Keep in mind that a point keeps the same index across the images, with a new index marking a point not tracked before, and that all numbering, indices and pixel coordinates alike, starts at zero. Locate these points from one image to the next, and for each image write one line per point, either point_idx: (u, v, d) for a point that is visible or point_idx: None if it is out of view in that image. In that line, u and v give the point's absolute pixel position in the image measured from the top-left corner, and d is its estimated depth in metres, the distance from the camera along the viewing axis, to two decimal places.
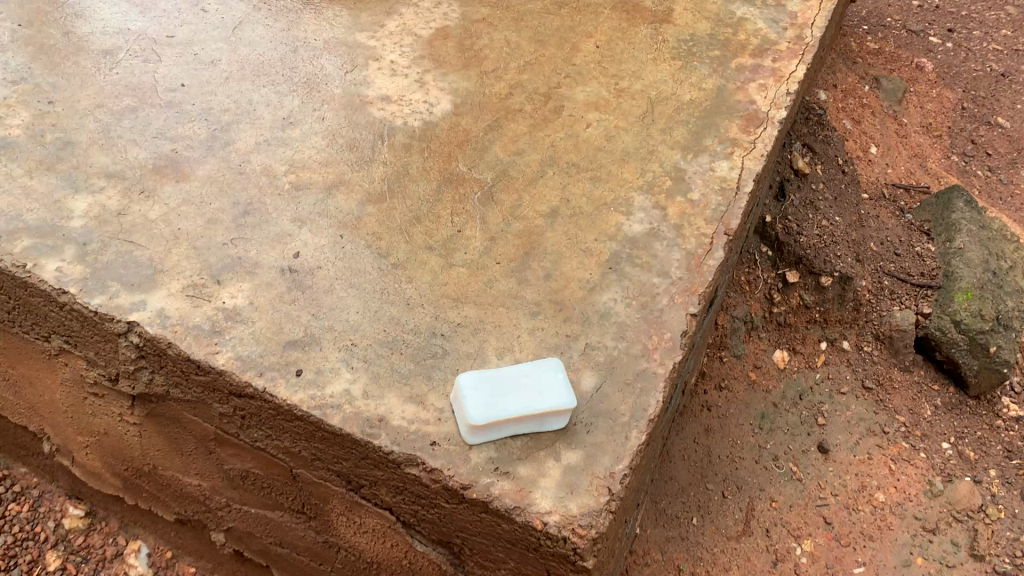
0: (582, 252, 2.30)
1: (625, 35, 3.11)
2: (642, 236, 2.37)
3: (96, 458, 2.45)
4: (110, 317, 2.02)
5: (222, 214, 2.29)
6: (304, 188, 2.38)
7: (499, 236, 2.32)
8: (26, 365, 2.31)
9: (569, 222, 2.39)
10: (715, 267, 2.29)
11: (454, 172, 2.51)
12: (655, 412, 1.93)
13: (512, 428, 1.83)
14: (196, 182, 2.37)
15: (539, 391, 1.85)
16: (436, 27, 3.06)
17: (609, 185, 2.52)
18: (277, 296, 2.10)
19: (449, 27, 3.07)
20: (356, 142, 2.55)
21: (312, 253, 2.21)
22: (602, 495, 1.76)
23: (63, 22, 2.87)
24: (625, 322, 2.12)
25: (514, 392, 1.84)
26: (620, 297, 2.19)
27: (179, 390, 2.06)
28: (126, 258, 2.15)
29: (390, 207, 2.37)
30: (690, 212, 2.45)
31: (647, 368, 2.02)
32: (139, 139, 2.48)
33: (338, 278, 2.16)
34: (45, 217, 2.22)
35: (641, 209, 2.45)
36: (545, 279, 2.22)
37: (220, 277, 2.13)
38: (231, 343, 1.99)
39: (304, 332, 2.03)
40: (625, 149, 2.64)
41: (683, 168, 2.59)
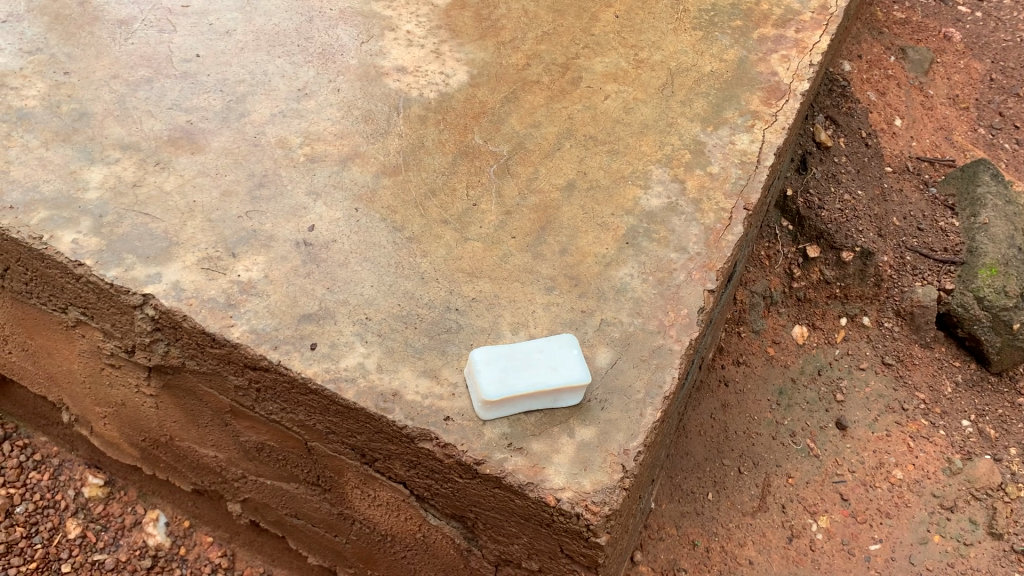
0: (598, 227, 2.28)
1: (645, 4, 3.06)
2: (659, 210, 2.34)
3: (114, 429, 2.47)
4: (125, 290, 2.02)
5: (237, 186, 2.28)
6: (319, 161, 2.37)
7: (514, 210, 2.30)
8: (44, 335, 2.33)
9: (585, 196, 2.36)
10: (734, 243, 2.26)
11: (469, 144, 2.49)
12: (670, 389, 1.92)
13: (525, 404, 1.83)
14: (211, 154, 2.36)
15: (552, 366, 1.84)
16: None
17: (627, 158, 2.48)
18: (292, 270, 2.10)
19: None
20: (371, 114, 2.53)
21: (327, 226, 2.20)
22: (616, 472, 1.76)
23: None
24: (641, 298, 2.10)
25: (528, 368, 1.84)
26: (637, 272, 2.16)
27: (194, 362, 2.06)
28: (141, 230, 2.15)
29: (405, 179, 2.35)
30: (709, 186, 2.41)
31: (662, 344, 2.01)
32: (154, 111, 2.47)
33: (353, 252, 2.15)
34: (61, 189, 2.22)
35: (659, 182, 2.41)
36: (561, 254, 2.20)
37: (235, 250, 2.12)
38: (246, 316, 1.99)
39: (319, 307, 2.03)
40: (644, 121, 2.60)
41: (702, 141, 2.55)
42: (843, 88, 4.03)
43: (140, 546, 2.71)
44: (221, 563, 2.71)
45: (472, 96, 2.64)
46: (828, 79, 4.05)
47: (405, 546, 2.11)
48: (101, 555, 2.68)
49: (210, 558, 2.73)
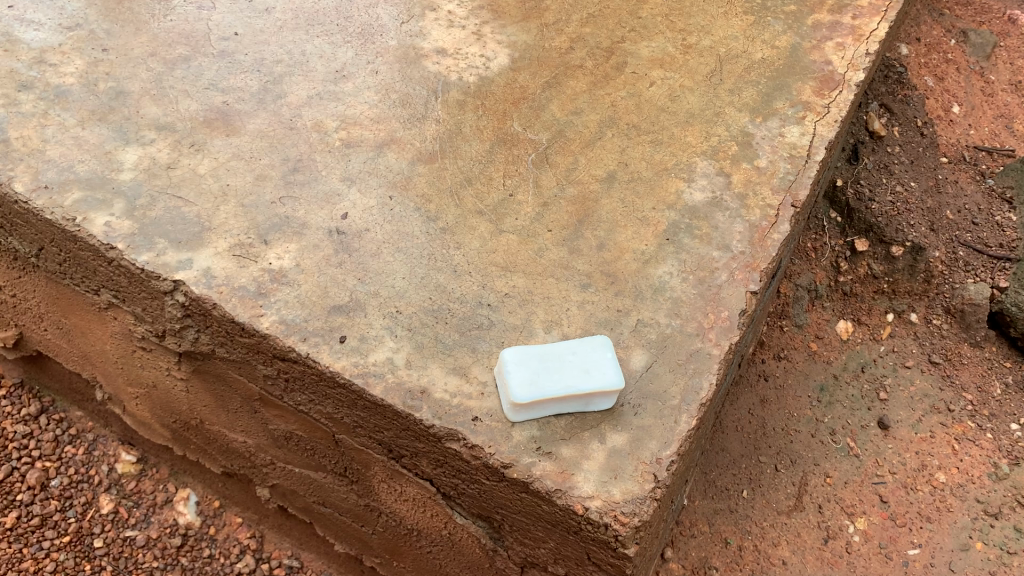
0: (638, 221, 2.21)
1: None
2: (703, 204, 2.26)
3: (146, 409, 2.48)
4: (156, 275, 2.01)
5: (271, 170, 2.25)
6: (355, 146, 2.33)
7: (551, 202, 2.24)
8: (78, 315, 2.33)
9: (626, 188, 2.29)
10: (780, 241, 2.18)
11: (508, 131, 2.42)
12: (707, 395, 1.86)
13: (556, 407, 1.78)
14: (247, 137, 2.33)
15: (584, 370, 1.78)
16: None
17: (671, 149, 2.40)
18: (324, 259, 2.06)
19: None
20: (408, 97, 2.48)
21: (360, 214, 2.16)
22: (647, 482, 1.71)
23: None
24: (680, 298, 2.04)
25: (559, 369, 1.78)
26: (676, 271, 2.09)
27: (224, 349, 2.04)
28: (174, 214, 2.13)
29: (441, 166, 2.30)
30: (755, 181, 2.32)
31: (701, 348, 1.94)
32: (191, 90, 2.44)
33: (385, 242, 2.11)
34: (96, 169, 2.21)
35: (703, 175, 2.33)
36: (598, 249, 2.13)
37: (267, 237, 2.09)
38: (276, 305, 1.96)
39: (349, 298, 1.99)
40: (690, 110, 2.51)
41: (751, 133, 2.45)
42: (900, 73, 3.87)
43: (170, 525, 2.72)
44: (250, 545, 2.72)
45: (514, 81, 2.57)
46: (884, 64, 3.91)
47: (430, 541, 2.09)
48: (133, 532, 2.70)
49: (239, 538, 2.73)
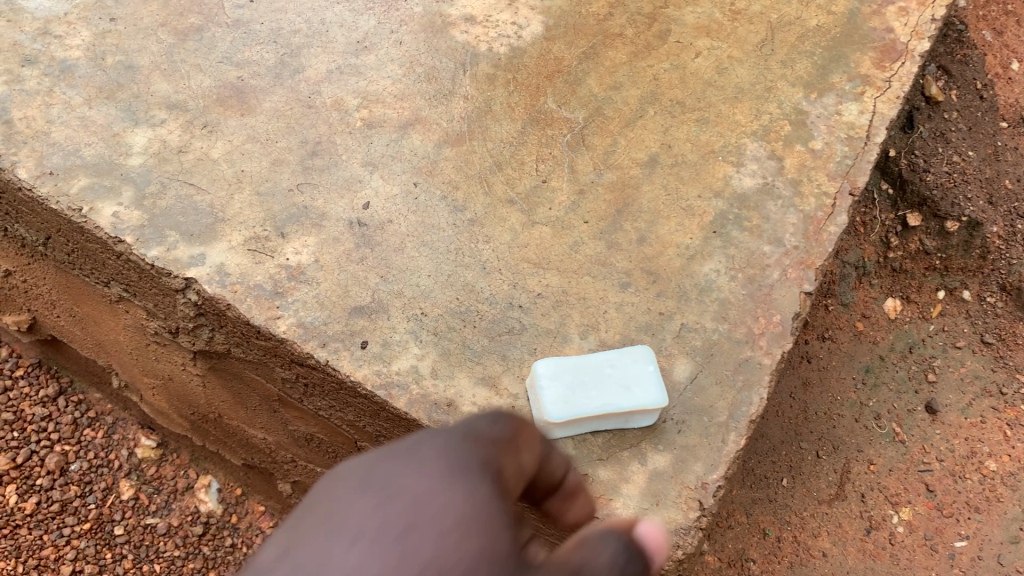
0: (682, 211, 2.04)
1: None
2: (753, 192, 2.09)
3: (163, 400, 2.38)
4: (167, 272, 1.89)
5: (289, 154, 2.10)
6: (378, 127, 2.17)
7: (588, 189, 2.08)
8: (89, 305, 2.22)
9: (670, 173, 2.12)
10: (836, 235, 2.01)
11: (542, 109, 2.25)
12: (757, 411, 1.72)
13: (592, 425, 1.65)
14: (262, 116, 2.18)
15: (624, 386, 1.65)
16: None
17: (718, 128, 2.22)
18: (344, 254, 1.93)
19: None
20: (434, 71, 2.31)
21: (383, 203, 2.02)
22: (692, 510, 1.59)
23: None
24: (728, 299, 1.88)
25: (597, 384, 1.65)
26: (724, 268, 1.94)
27: (239, 350, 1.92)
28: (186, 204, 2.00)
29: (470, 149, 2.15)
30: (810, 165, 2.14)
31: (750, 356, 1.80)
32: (203, 65, 2.28)
33: (410, 235, 1.97)
34: (103, 153, 2.08)
35: (753, 158, 2.15)
36: (639, 243, 1.98)
37: (284, 229, 1.96)
38: (293, 307, 1.83)
39: (371, 298, 1.86)
40: (738, 84, 2.32)
41: (805, 111, 2.26)
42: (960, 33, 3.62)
43: (191, 512, 2.66)
44: None
45: (548, 51, 2.39)
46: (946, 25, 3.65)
47: None
48: (154, 519, 2.63)
49: (261, 527, 2.67)
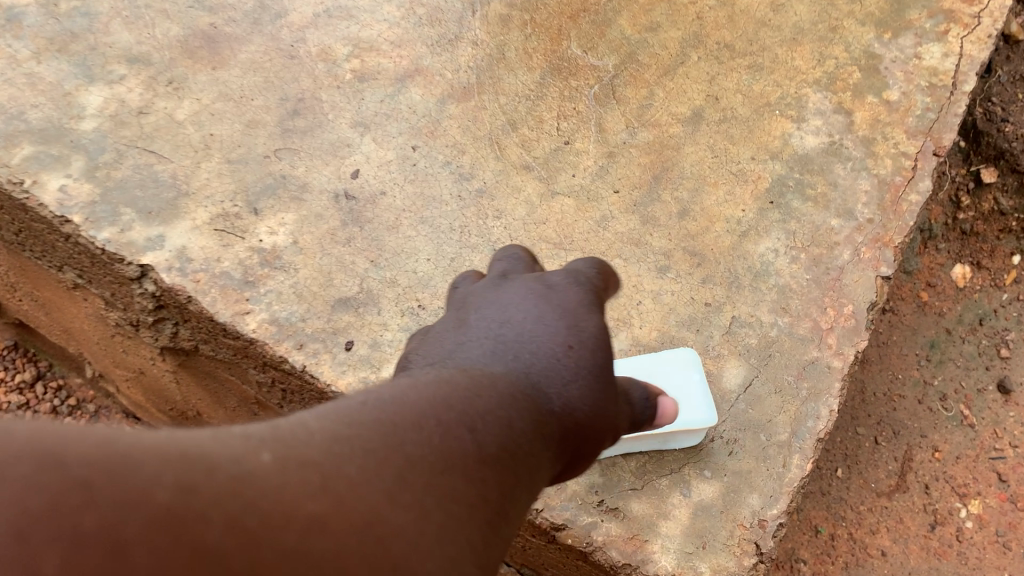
0: (732, 178, 1.71)
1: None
2: (817, 153, 1.74)
3: (140, 393, 2.11)
4: (119, 258, 1.60)
5: (266, 114, 1.79)
6: (372, 82, 1.85)
7: (618, 151, 1.75)
8: (49, 289, 1.94)
9: (717, 132, 1.78)
10: (918, 206, 1.67)
11: (565, 55, 1.90)
12: (826, 427, 1.41)
13: (623, 446, 1.35)
14: (236, 70, 1.86)
15: None
16: None
17: (775, 76, 1.87)
18: (328, 234, 1.62)
19: None
20: (438, 12, 1.96)
21: (374, 171, 1.71)
22: (747, 554, 1.30)
23: None
24: (789, 286, 1.56)
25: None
26: (783, 247, 1.61)
27: (208, 347, 1.64)
28: (144, 174, 1.70)
29: (478, 105, 1.82)
30: (885, 120, 1.79)
31: (816, 358, 1.48)
32: (171, 10, 1.95)
33: (406, 210, 1.66)
34: (51, 116, 1.78)
35: (816, 112, 1.81)
36: (680, 218, 1.65)
37: (257, 204, 1.66)
38: (266, 300, 1.54)
39: (359, 288, 1.56)
40: (797, 22, 1.95)
41: (878, 54, 1.89)
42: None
43: None
44: None
45: None
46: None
47: None
48: None
49: None
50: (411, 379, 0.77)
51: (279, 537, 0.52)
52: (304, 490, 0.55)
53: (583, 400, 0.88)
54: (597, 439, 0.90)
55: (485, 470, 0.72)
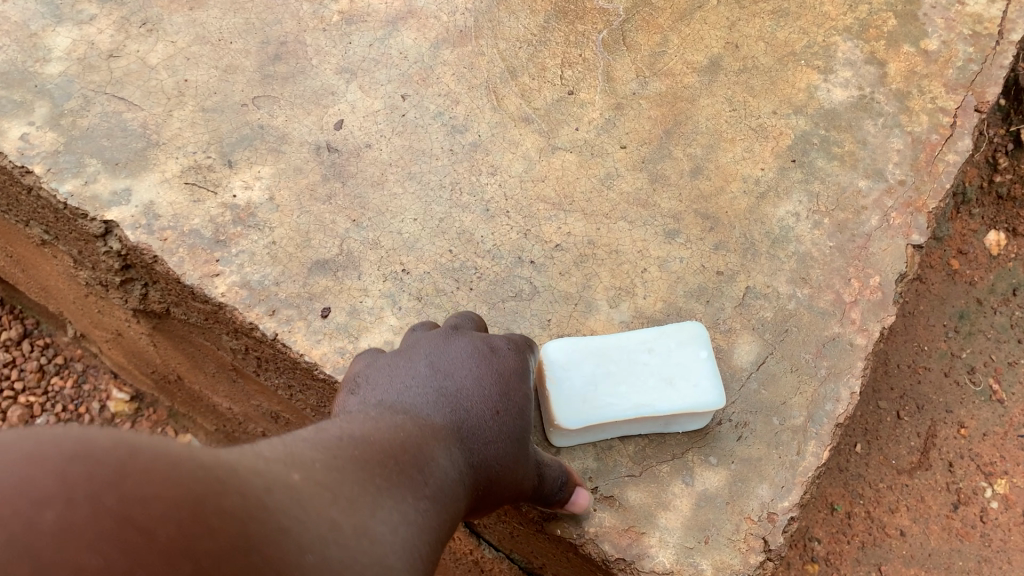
0: (751, 134, 1.56)
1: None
2: (846, 107, 1.59)
3: (120, 355, 2.01)
4: (82, 213, 1.48)
5: (244, 59, 1.65)
6: (363, 24, 1.70)
7: (627, 103, 1.60)
8: (20, 245, 1.83)
9: (736, 83, 1.63)
10: (956, 167, 1.52)
11: None
12: (846, 411, 1.28)
13: (621, 430, 1.22)
14: (214, 10, 1.71)
15: (664, 377, 1.21)
16: None
17: (801, 22, 1.70)
18: (307, 190, 1.50)
19: None
20: None
21: (360, 122, 1.58)
22: (753, 551, 1.17)
23: None
24: (809, 255, 1.42)
25: (628, 377, 1.22)
26: (805, 211, 1.47)
27: (179, 310, 1.52)
28: (112, 122, 1.57)
29: (476, 50, 1.67)
30: (921, 71, 1.63)
31: (838, 334, 1.34)
32: None
33: (393, 165, 1.53)
34: (15, 59, 1.65)
35: (845, 62, 1.64)
36: (693, 176, 1.51)
37: (232, 157, 1.53)
38: (237, 261, 1.42)
39: (339, 249, 1.44)
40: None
41: None
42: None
43: None
44: None
45: None
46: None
47: None
48: None
49: None
50: (353, 426, 0.87)
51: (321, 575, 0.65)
52: (304, 540, 0.66)
53: (502, 460, 1.02)
54: (502, 496, 1.05)
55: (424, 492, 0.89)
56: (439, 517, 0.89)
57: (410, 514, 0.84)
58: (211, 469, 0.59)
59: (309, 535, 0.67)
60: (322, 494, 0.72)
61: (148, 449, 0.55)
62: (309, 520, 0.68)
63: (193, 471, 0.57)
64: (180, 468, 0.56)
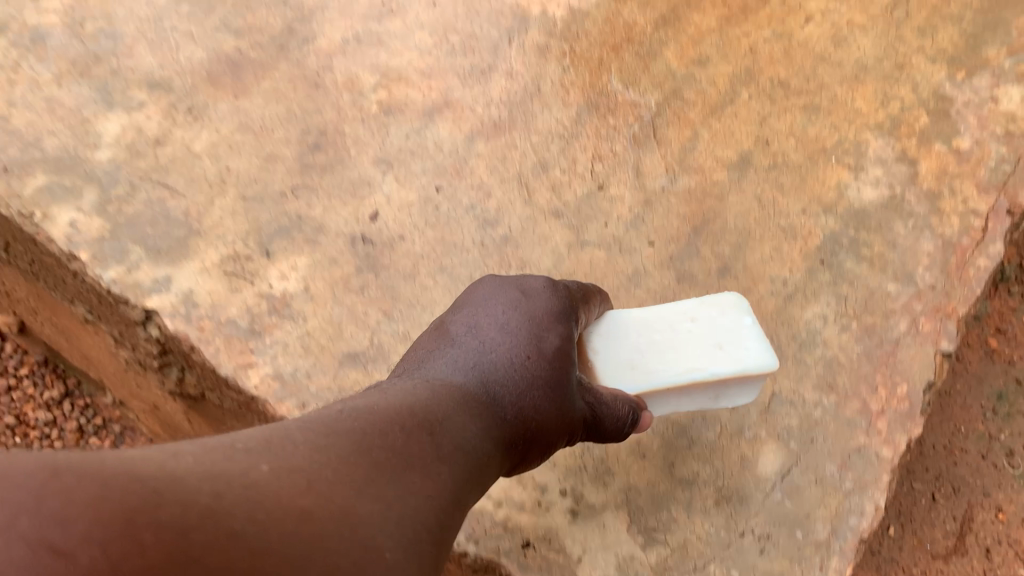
0: (781, 233, 1.57)
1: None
2: (877, 207, 1.59)
3: (156, 423, 2.06)
4: (124, 300, 1.53)
5: (285, 148, 1.71)
6: (400, 116, 1.74)
7: (657, 199, 1.62)
8: (64, 319, 1.89)
9: (766, 180, 1.64)
10: (987, 272, 1.53)
11: (604, 88, 1.76)
12: (871, 525, 1.28)
13: (671, 402, 1.25)
14: (259, 100, 1.77)
15: (716, 343, 1.23)
16: None
17: (833, 118, 1.71)
18: (342, 281, 1.53)
19: None
20: (473, 40, 1.84)
21: (395, 215, 1.62)
22: None
23: None
24: (837, 359, 1.42)
25: (676, 343, 1.23)
26: (833, 313, 1.47)
27: (215, 395, 1.56)
28: (156, 209, 1.63)
29: (509, 143, 1.71)
30: (953, 171, 1.63)
31: (863, 446, 1.34)
32: (197, 33, 1.88)
33: (425, 257, 1.56)
34: (67, 145, 1.72)
35: (877, 160, 1.65)
36: (720, 276, 1.53)
37: (270, 247, 1.57)
38: (270, 352, 1.46)
39: (370, 342, 1.47)
40: (862, 57, 1.79)
41: (947, 96, 1.72)
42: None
43: None
44: None
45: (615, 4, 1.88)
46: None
47: None
48: None
49: None
50: (365, 399, 0.88)
51: (292, 553, 0.62)
52: (277, 522, 0.63)
53: (534, 410, 1.02)
54: (547, 445, 1.06)
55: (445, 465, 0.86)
56: (468, 480, 0.88)
57: (422, 484, 0.80)
58: (154, 475, 0.59)
59: (284, 527, 0.63)
60: (306, 481, 0.69)
61: (73, 467, 0.55)
62: (280, 490, 0.66)
63: (131, 483, 0.56)
64: (119, 481, 0.56)
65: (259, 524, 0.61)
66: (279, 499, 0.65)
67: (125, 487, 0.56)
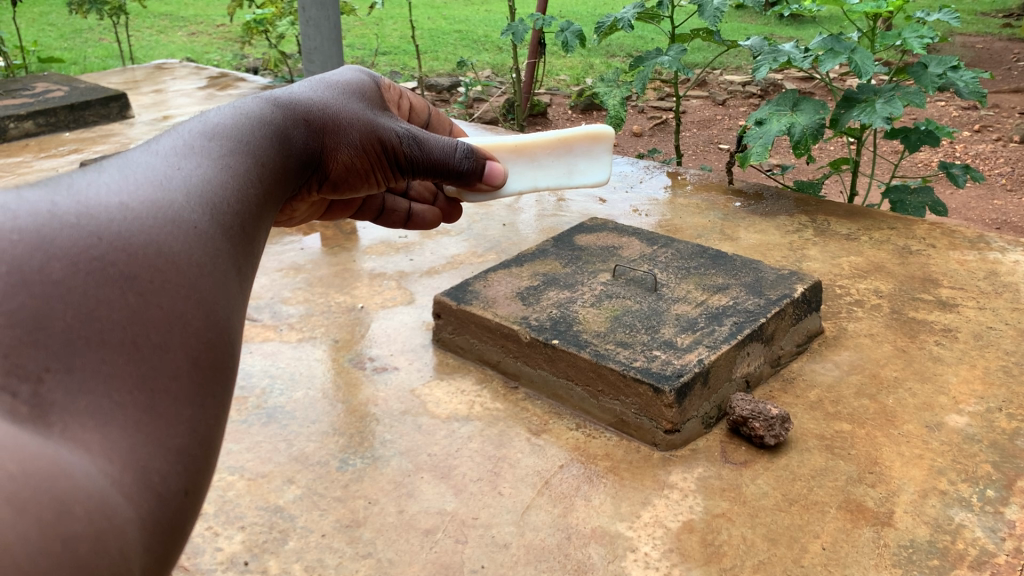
0: (817, 457, 1.47)
1: (757, 239, 2.31)
2: (933, 460, 1.46)
3: None
4: None
5: (290, 364, 1.76)
6: (369, 425, 1.56)
7: (687, 372, 1.50)
8: None
9: (802, 425, 1.56)
10: None
11: (634, 343, 1.60)
12: None
13: (529, 176, 1.35)
14: (283, 354, 1.79)
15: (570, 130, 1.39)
16: (664, 224, 2.43)
17: (881, 359, 1.76)
18: (329, 478, 1.43)
19: (683, 225, 2.43)
20: (491, 361, 1.74)
21: (404, 432, 1.54)
22: None
23: (292, 253, 2.28)
24: (878, 557, 1.26)
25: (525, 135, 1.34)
26: (877, 534, 1.30)
27: None
28: None
29: (508, 424, 1.58)
30: (1016, 435, 1.52)
31: None
32: (263, 293, 2.06)
33: (427, 471, 1.44)
34: None
35: (929, 412, 1.58)
36: (749, 488, 1.40)
37: (253, 434, 1.55)
38: (209, 544, 1.29)
39: (322, 529, 1.32)
40: (839, 432, 1.53)
41: (994, 345, 1.79)
42: (916, 78, 2.48)
43: None
44: None
45: None
46: (894, 202, 2.59)
47: None
48: None
49: None
50: (184, 132, 0.71)
51: (106, 356, 0.49)
52: (82, 372, 0.48)
53: (349, 143, 1.02)
54: (357, 178, 1.07)
55: (251, 190, 0.70)
56: (268, 190, 0.74)
57: (211, 233, 0.61)
58: (87, 220, 0.53)
59: (77, 354, 0.48)
60: (112, 275, 0.52)
61: None
62: (174, 205, 0.60)
63: (87, 253, 0.51)
64: (74, 251, 0.51)
65: (175, 261, 0.56)
66: (174, 216, 0.59)
67: (81, 256, 0.51)
